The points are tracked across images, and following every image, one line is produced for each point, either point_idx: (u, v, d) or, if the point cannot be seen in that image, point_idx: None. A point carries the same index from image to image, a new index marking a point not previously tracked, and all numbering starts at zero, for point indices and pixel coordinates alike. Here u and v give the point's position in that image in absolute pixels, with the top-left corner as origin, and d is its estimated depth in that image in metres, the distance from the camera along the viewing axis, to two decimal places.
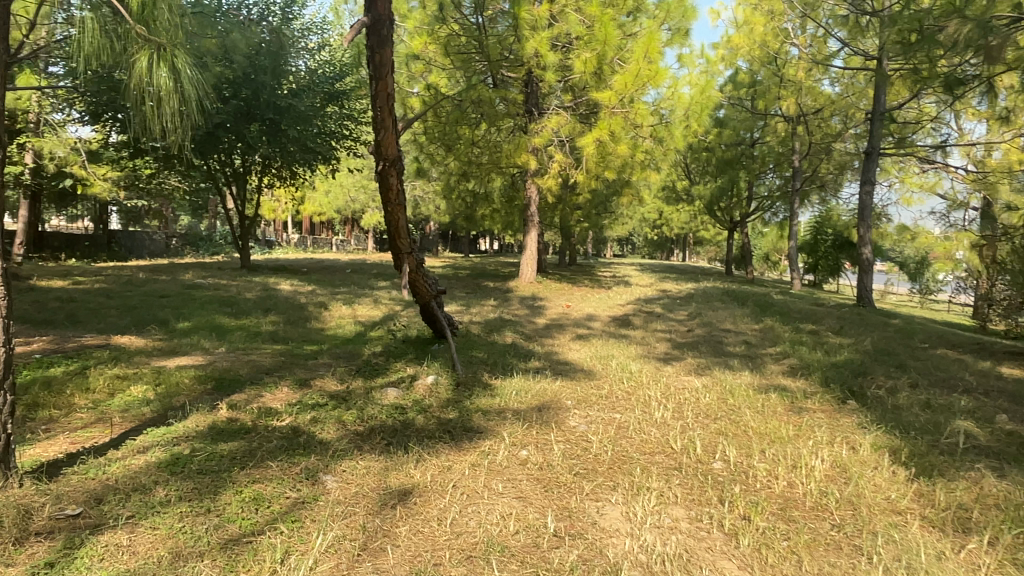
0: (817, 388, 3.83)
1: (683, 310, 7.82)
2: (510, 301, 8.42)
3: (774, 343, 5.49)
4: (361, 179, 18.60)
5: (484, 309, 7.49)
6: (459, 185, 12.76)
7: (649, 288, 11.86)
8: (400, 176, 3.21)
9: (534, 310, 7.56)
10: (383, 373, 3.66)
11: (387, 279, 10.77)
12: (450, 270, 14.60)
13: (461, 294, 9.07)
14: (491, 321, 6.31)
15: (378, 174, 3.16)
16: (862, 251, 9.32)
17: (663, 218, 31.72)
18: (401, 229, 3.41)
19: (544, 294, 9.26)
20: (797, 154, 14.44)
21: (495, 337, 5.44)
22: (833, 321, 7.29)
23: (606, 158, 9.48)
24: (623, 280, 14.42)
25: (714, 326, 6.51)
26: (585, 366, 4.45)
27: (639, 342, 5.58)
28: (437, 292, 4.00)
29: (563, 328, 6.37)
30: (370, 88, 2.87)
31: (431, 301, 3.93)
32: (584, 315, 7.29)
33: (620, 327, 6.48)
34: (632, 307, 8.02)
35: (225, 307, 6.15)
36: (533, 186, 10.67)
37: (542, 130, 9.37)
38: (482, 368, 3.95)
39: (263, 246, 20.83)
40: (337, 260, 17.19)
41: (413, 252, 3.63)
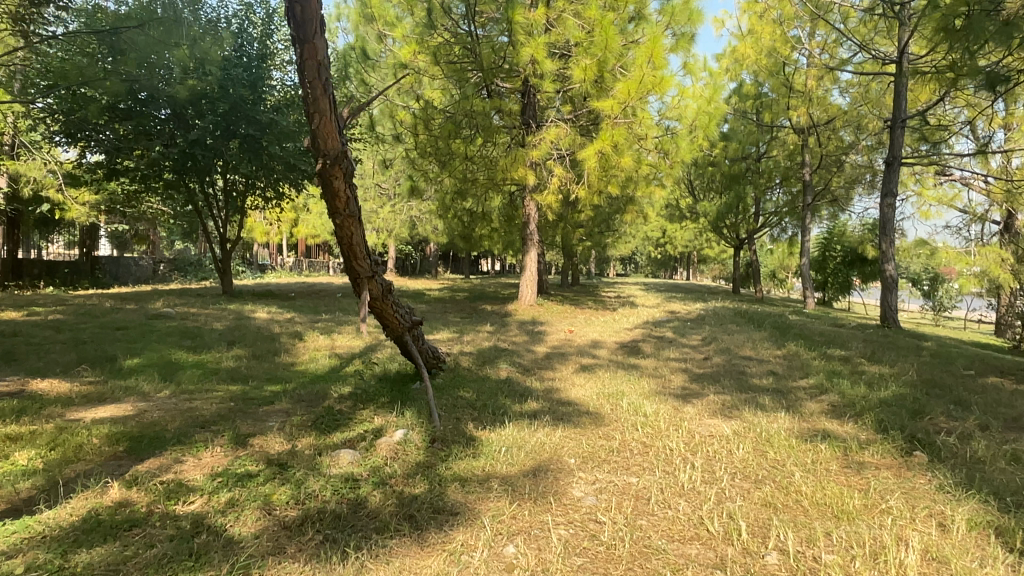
0: (872, 435, 3.15)
1: (695, 334, 7.16)
2: (507, 327, 7.78)
3: (805, 374, 4.83)
4: None
5: (478, 337, 6.84)
6: (454, 204, 12.16)
7: (656, 310, 11.20)
8: (347, 178, 2.59)
9: (533, 338, 6.92)
10: (344, 426, 2.99)
11: None
12: (446, 293, 13.98)
13: (456, 319, 8.43)
14: (485, 352, 5.66)
15: (319, 174, 2.54)
16: (886, 267, 8.63)
17: (667, 236, 31.12)
18: (356, 246, 2.79)
19: (544, 318, 8.61)
20: (807, 167, 13.86)
21: (487, 370, 4.79)
22: (862, 346, 6.61)
23: (608, 172, 8.88)
24: (628, 301, 13.77)
25: (733, 354, 5.85)
26: (590, 407, 3.77)
27: (650, 374, 4.92)
28: (413, 323, 3.35)
29: (564, 358, 5.72)
30: (294, 56, 2.28)
31: (404, 335, 3.28)
32: (588, 342, 6.65)
33: (628, 356, 5.82)
34: (639, 332, 7.36)
35: (186, 340, 5.52)
36: (532, 203, 10.05)
37: (539, 143, 8.77)
38: (466, 416, 3.28)
39: (256, 270, 20.24)
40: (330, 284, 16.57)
41: (376, 275, 3.00)
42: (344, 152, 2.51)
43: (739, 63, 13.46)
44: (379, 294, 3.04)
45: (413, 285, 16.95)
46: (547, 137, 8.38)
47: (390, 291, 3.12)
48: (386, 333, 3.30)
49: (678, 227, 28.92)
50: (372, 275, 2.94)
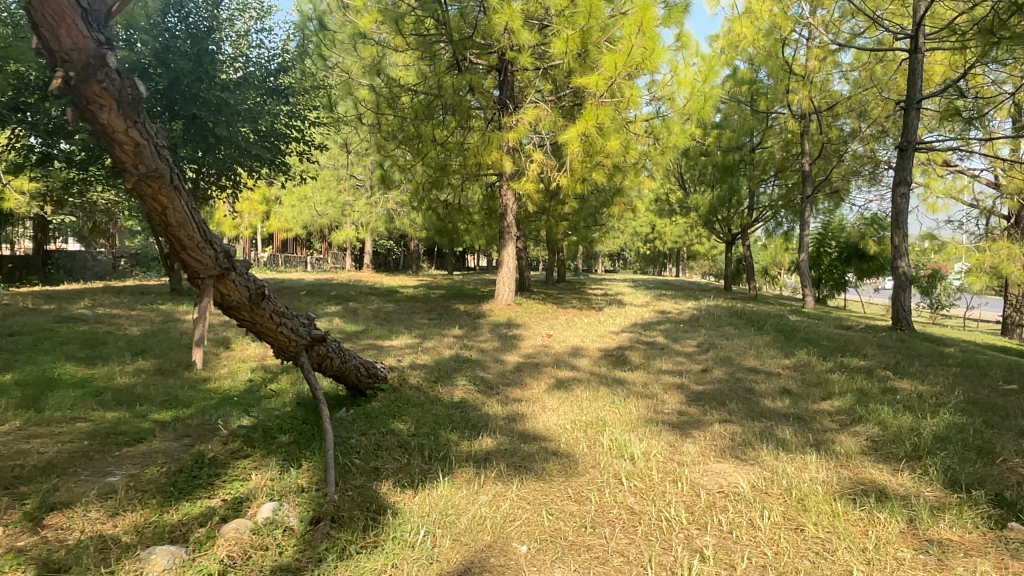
0: (946, 496, 2.28)
1: (691, 340, 6.30)
2: (479, 331, 6.88)
3: (828, 395, 3.95)
4: (329, 191, 17.08)
5: (441, 343, 5.93)
6: (429, 195, 11.23)
7: (645, 309, 10.35)
8: (127, 108, 1.67)
9: (506, 344, 6.03)
10: (200, 492, 2.08)
11: (339, 303, 9.20)
12: (422, 290, 13.07)
13: (423, 321, 7.53)
14: (444, 362, 4.77)
15: (73, 101, 1.63)
16: (899, 263, 7.81)
17: (656, 231, 30.32)
18: (180, 226, 1.89)
19: (521, 320, 7.73)
20: (807, 158, 13.05)
21: (440, 389, 3.90)
22: (881, 354, 5.75)
23: (593, 157, 8.02)
24: (616, 299, 12.91)
25: (736, 365, 4.97)
26: (561, 446, 2.89)
27: (639, 393, 4.04)
28: (310, 335, 2.48)
29: (537, 370, 4.83)
30: None
31: (300, 353, 2.42)
32: (568, 349, 5.77)
33: (615, 368, 4.94)
34: (627, 336, 6.50)
35: (81, 350, 4.60)
36: (510, 192, 9.12)
37: (516, 125, 7.89)
38: (386, 469, 2.38)
39: None
40: (300, 281, 15.60)
41: (232, 269, 2.11)
42: (101, 59, 1.59)
43: (736, 47, 12.62)
44: (245, 299, 2.16)
45: (388, 281, 16.03)
46: (525, 118, 7.49)
47: (263, 294, 2.24)
48: (276, 354, 2.44)
49: (668, 222, 28.11)
50: (226, 272, 2.05)
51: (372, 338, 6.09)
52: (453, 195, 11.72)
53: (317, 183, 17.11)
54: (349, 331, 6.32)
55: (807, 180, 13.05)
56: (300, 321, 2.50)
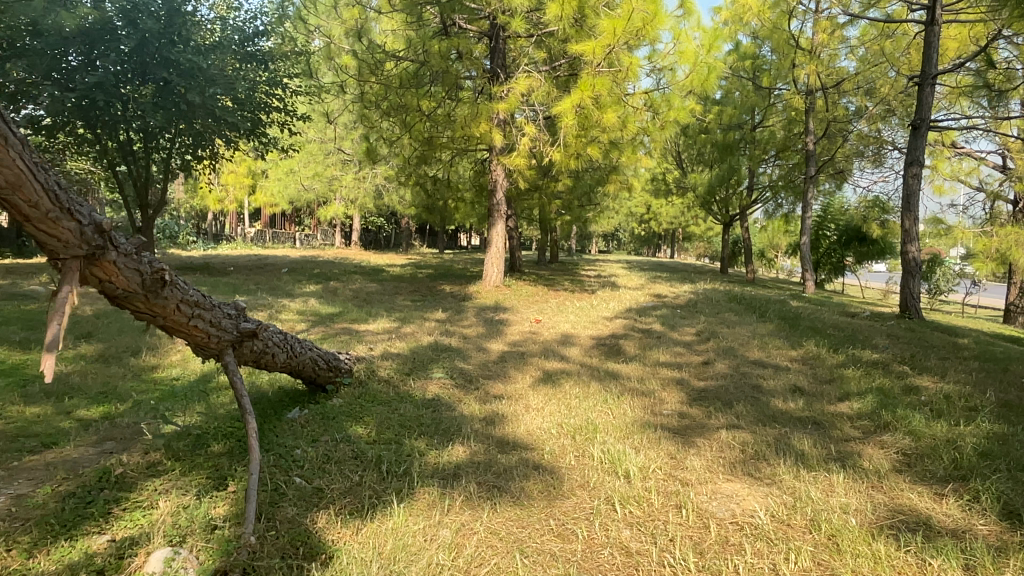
0: (1008, 537, 1.88)
1: (690, 328, 5.89)
2: (463, 315, 6.46)
3: (845, 395, 3.56)
4: (315, 164, 16.54)
5: (420, 328, 5.50)
6: (417, 170, 10.74)
7: (640, 292, 9.95)
8: None
9: (491, 330, 5.61)
10: (90, 527, 1.66)
11: (320, 282, 8.77)
12: (409, 269, 12.62)
13: (406, 302, 7.10)
14: (421, 351, 4.35)
15: None
16: (908, 248, 7.43)
17: (651, 213, 29.89)
18: (28, 199, 1.39)
19: (510, 303, 7.31)
20: (810, 137, 12.61)
21: (412, 384, 3.48)
22: (893, 346, 5.37)
23: (588, 131, 7.57)
24: (610, 281, 12.49)
25: (739, 358, 4.58)
26: (544, 457, 2.48)
27: (634, 390, 3.64)
28: (232, 325, 2.04)
29: (522, 360, 4.42)
30: None
31: (221, 350, 1.99)
32: (558, 337, 5.36)
33: (607, 359, 4.53)
34: (621, 322, 6.10)
35: (19, 333, 4.16)
36: (500, 167, 8.64)
37: (508, 94, 7.42)
38: (331, 492, 1.97)
39: (210, 241, 18.71)
40: (284, 257, 15.13)
41: (117, 251, 1.62)
42: None
43: (740, 20, 12.13)
44: (136, 286, 1.69)
45: (375, 259, 15.55)
46: (517, 88, 7.04)
47: (165, 280, 1.77)
48: (192, 350, 2.00)
49: (664, 203, 27.67)
50: (99, 251, 1.56)
51: (347, 321, 5.66)
52: (442, 170, 11.23)
53: (304, 156, 16.55)
54: (323, 313, 5.89)
55: (810, 160, 12.62)
56: (222, 308, 2.04)
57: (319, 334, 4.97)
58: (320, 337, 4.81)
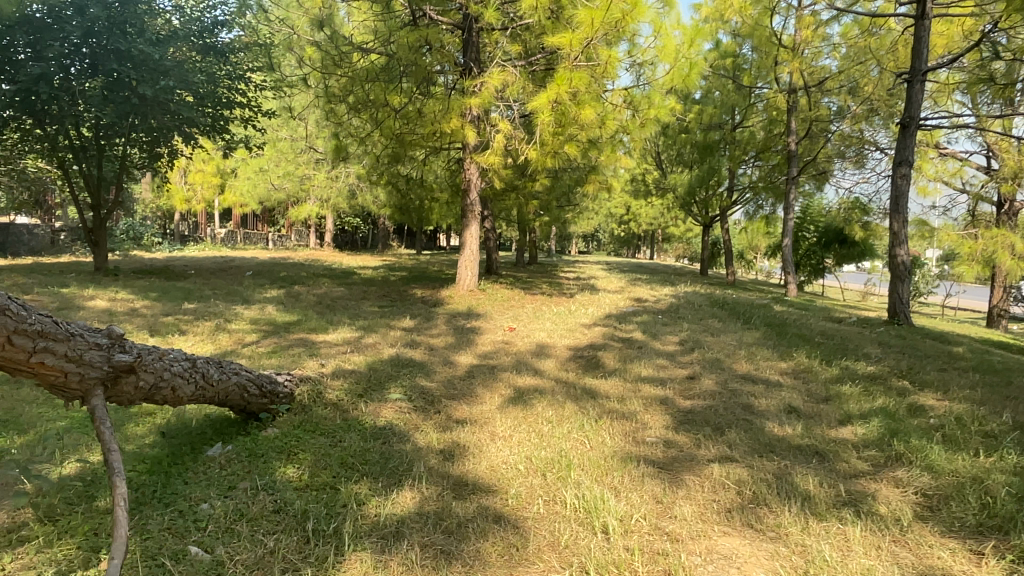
0: None
1: (673, 337, 5.54)
2: (433, 322, 6.05)
3: (846, 418, 3.21)
4: (286, 163, 16.01)
5: (383, 338, 5.08)
6: (388, 168, 10.31)
7: (619, 296, 9.60)
8: None
9: (461, 340, 5.22)
10: None
11: (283, 286, 8.30)
12: (381, 272, 12.17)
13: (372, 309, 6.67)
14: (379, 366, 3.95)
15: None
16: (897, 251, 7.15)
17: (631, 213, 29.70)
18: None
19: (483, 310, 6.91)
20: (792, 136, 12.35)
21: (363, 407, 3.07)
22: (888, 357, 5.06)
23: (566, 128, 7.20)
24: (588, 284, 12.16)
25: (729, 372, 4.22)
26: (508, 506, 2.10)
27: (614, 412, 3.25)
28: (98, 352, 1.69)
29: (491, 376, 4.03)
30: None
31: (82, 384, 1.65)
32: (531, 348, 4.97)
33: (584, 374, 4.15)
34: (601, 331, 5.73)
35: None
36: (473, 166, 8.24)
37: (481, 89, 7.04)
38: (233, 567, 1.59)
39: (177, 242, 18.07)
40: (253, 259, 14.59)
41: None
42: None
43: (721, 17, 11.88)
44: None
45: (348, 261, 15.08)
46: (490, 82, 6.66)
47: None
48: (47, 386, 1.64)
49: (644, 204, 27.48)
50: None
51: (304, 330, 5.24)
52: (415, 169, 10.80)
53: (274, 154, 16.03)
54: (280, 322, 5.45)
55: (793, 161, 12.36)
56: (82, 332, 1.68)
57: (270, 346, 4.54)
58: (271, 350, 4.38)
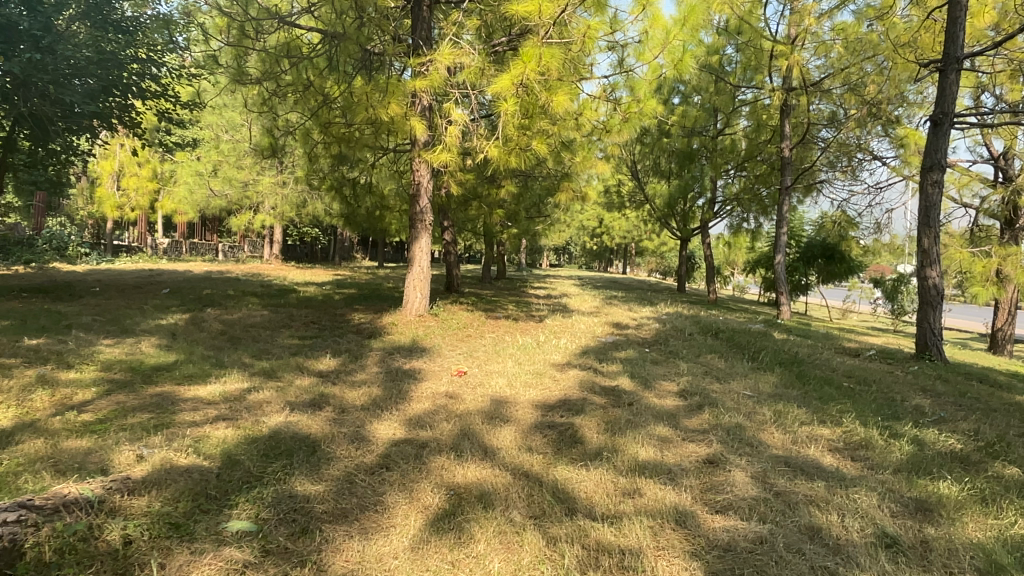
0: None
1: (670, 386, 4.27)
2: (361, 362, 4.70)
3: (988, 566, 1.93)
4: (227, 168, 14.53)
5: (283, 392, 3.73)
6: (331, 170, 8.93)
7: (596, 320, 8.34)
8: None
9: (390, 393, 3.87)
10: None
11: (191, 309, 6.87)
12: (327, 290, 10.75)
13: (289, 342, 5.30)
14: (242, 454, 2.58)
15: None
16: (929, 273, 6.00)
17: (604, 225, 28.65)
18: None
19: (430, 343, 5.57)
20: (785, 141, 11.25)
21: (157, 568, 1.71)
22: (955, 418, 3.84)
23: (534, 120, 5.92)
24: (560, 304, 10.87)
25: (766, 453, 2.93)
26: None
27: (605, 556, 1.94)
28: None
29: (418, 463, 2.69)
30: None
31: None
32: (483, 406, 3.64)
33: (555, 459, 2.83)
34: (577, 376, 4.42)
35: None
36: (423, 166, 6.87)
37: (428, 69, 5.74)
38: None
39: (109, 254, 16.40)
40: (184, 273, 13.02)
41: None
42: None
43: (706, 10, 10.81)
44: None
45: (294, 276, 13.62)
46: (440, 60, 5.37)
47: None
48: None
49: (618, 216, 26.51)
50: None
51: (174, 381, 3.86)
52: (363, 172, 9.43)
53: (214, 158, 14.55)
54: (145, 368, 4.06)
55: (785, 169, 11.23)
56: None
57: (103, 411, 3.16)
58: (97, 420, 3.00)
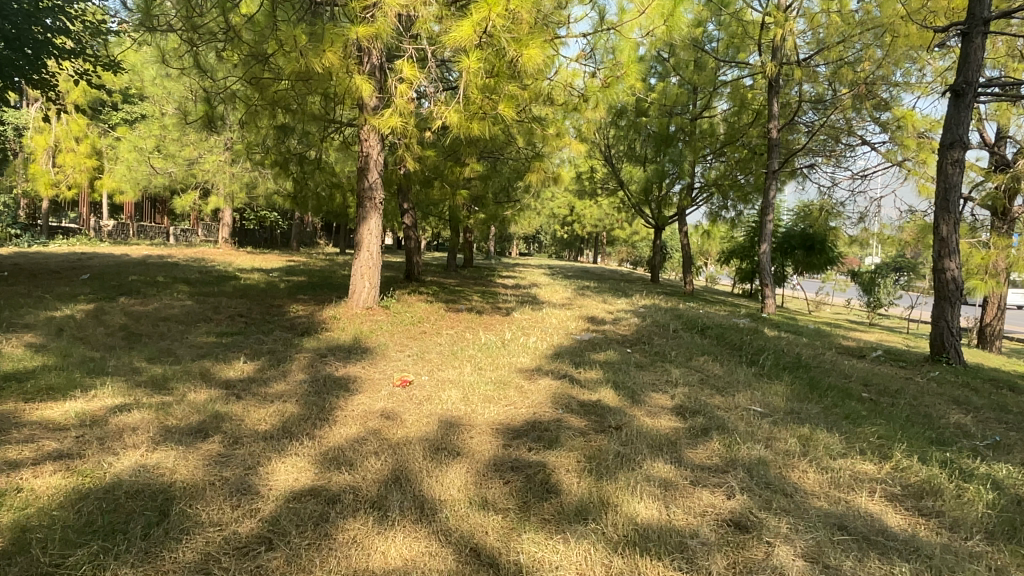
0: None
1: (663, 400, 3.47)
2: (284, 367, 3.82)
3: None
4: (170, 144, 13.40)
5: (164, 413, 2.83)
6: (275, 142, 7.97)
7: (569, 314, 7.52)
8: None
9: (310, 413, 3.00)
10: None
11: (100, 298, 5.89)
12: (273, 277, 9.76)
13: (202, 341, 4.37)
14: (40, 531, 1.69)
15: None
16: (947, 265, 5.32)
17: (575, 213, 27.89)
18: None
19: (375, 342, 4.69)
20: (773, 121, 10.37)
21: None
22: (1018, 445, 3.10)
23: (501, 81, 5.06)
24: (529, 294, 10.05)
25: (809, 510, 2.13)
26: None
27: None
28: None
29: (318, 537, 1.83)
30: None
31: None
32: (428, 432, 2.79)
33: (518, 522, 1.99)
34: (549, 386, 3.59)
35: None
36: (372, 135, 5.94)
37: (375, 17, 4.83)
38: None
39: (42, 234, 15.14)
40: (119, 256, 11.91)
41: None
42: None
43: None
44: None
45: (243, 262, 12.60)
46: (387, 4, 4.47)
47: None
48: None
49: (590, 203, 25.85)
50: None
51: (23, 396, 2.94)
52: (312, 146, 8.47)
53: (156, 132, 13.41)
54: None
55: (772, 152, 10.39)
56: None
57: None
58: None
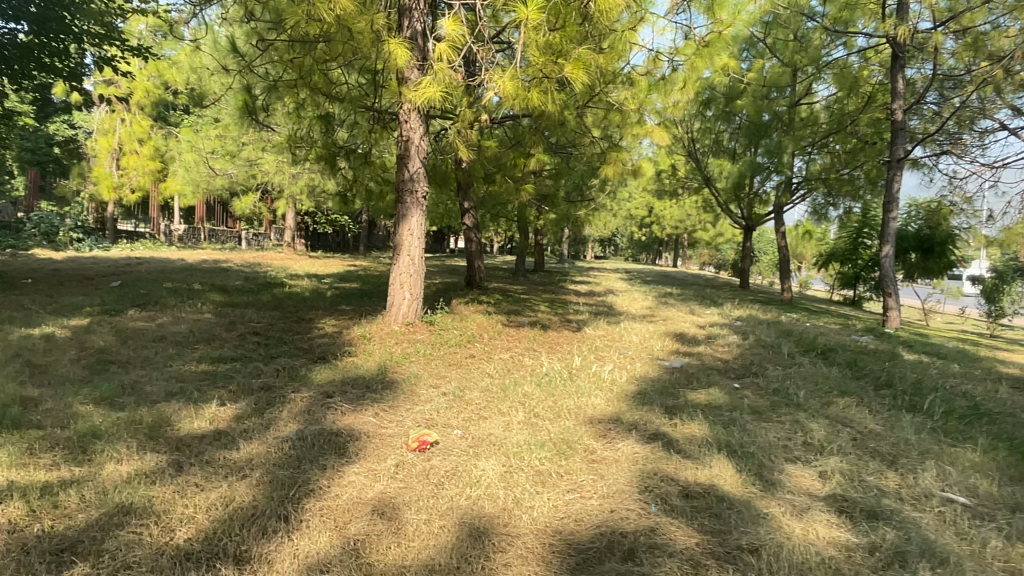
0: None
1: (811, 485, 2.26)
2: (269, 415, 2.81)
3: None
4: (228, 143, 12.87)
5: (39, 509, 1.85)
6: (317, 132, 7.10)
7: (652, 330, 6.32)
8: None
9: (268, 504, 1.96)
10: None
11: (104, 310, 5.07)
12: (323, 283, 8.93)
13: (184, 372, 3.42)
14: None
15: None
16: None
17: (654, 214, 26.46)
18: None
19: (405, 373, 3.65)
20: (897, 101, 8.81)
21: None
22: None
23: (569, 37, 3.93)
24: (604, 304, 8.86)
25: None
26: None
27: None
28: None
29: None
30: None
31: None
32: (437, 554, 1.71)
33: None
34: (632, 455, 2.44)
35: None
36: (414, 114, 4.92)
37: None
38: None
39: (109, 239, 14.96)
40: (171, 260, 11.40)
41: None
42: None
43: None
44: None
45: (300, 267, 11.90)
46: None
47: None
48: None
49: (669, 204, 24.38)
50: None
51: None
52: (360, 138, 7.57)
53: (215, 131, 12.91)
54: None
55: (896, 136, 8.84)
56: None
57: None
58: None
